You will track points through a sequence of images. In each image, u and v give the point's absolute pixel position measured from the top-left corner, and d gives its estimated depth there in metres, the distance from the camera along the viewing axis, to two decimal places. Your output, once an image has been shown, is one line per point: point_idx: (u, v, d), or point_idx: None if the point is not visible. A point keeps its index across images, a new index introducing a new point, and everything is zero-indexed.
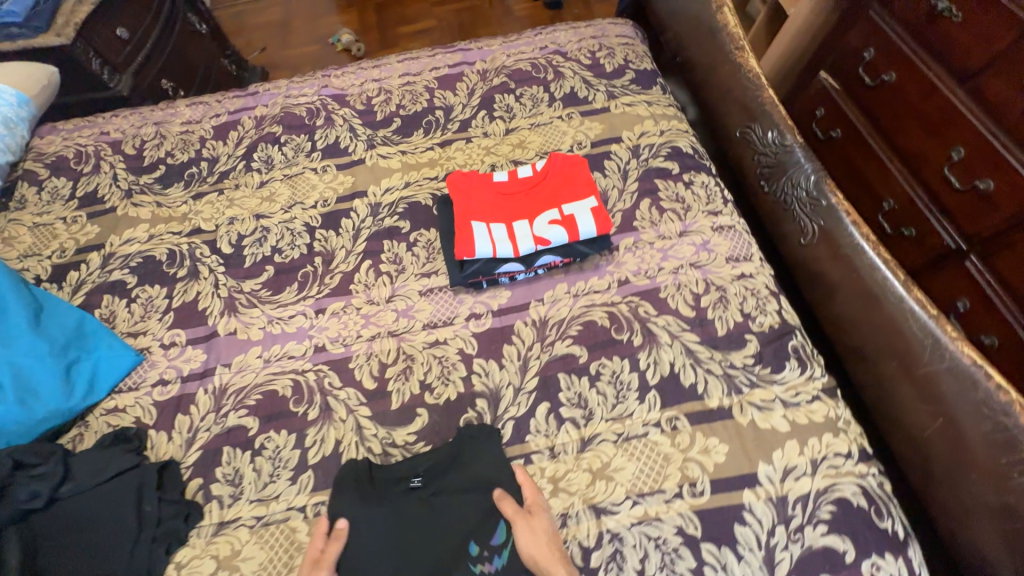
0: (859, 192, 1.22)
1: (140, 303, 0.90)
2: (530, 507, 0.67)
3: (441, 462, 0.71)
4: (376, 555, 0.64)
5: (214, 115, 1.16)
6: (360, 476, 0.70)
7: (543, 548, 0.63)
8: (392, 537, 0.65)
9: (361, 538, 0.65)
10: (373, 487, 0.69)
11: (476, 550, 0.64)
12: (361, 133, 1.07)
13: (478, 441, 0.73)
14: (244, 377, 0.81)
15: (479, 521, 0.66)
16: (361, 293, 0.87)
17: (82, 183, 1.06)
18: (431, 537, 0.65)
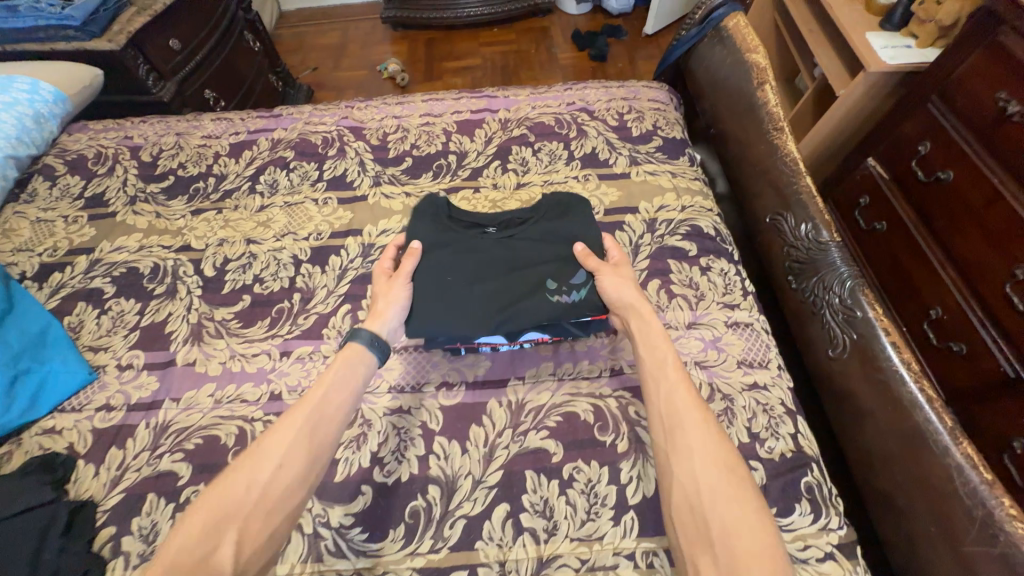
0: (904, 294, 1.09)
1: (111, 316, 0.87)
2: (616, 255, 0.78)
3: (522, 219, 0.83)
4: (460, 267, 0.75)
5: (235, 132, 1.16)
6: (438, 212, 0.82)
7: (628, 288, 0.73)
8: (475, 264, 0.75)
9: (450, 271, 0.75)
10: (452, 226, 0.81)
11: (557, 285, 0.73)
12: (370, 169, 1.04)
13: (566, 208, 0.83)
14: (189, 417, 0.75)
15: (561, 264, 0.76)
16: (332, 340, 0.82)
17: (93, 184, 1.07)
18: (516, 261, 0.76)
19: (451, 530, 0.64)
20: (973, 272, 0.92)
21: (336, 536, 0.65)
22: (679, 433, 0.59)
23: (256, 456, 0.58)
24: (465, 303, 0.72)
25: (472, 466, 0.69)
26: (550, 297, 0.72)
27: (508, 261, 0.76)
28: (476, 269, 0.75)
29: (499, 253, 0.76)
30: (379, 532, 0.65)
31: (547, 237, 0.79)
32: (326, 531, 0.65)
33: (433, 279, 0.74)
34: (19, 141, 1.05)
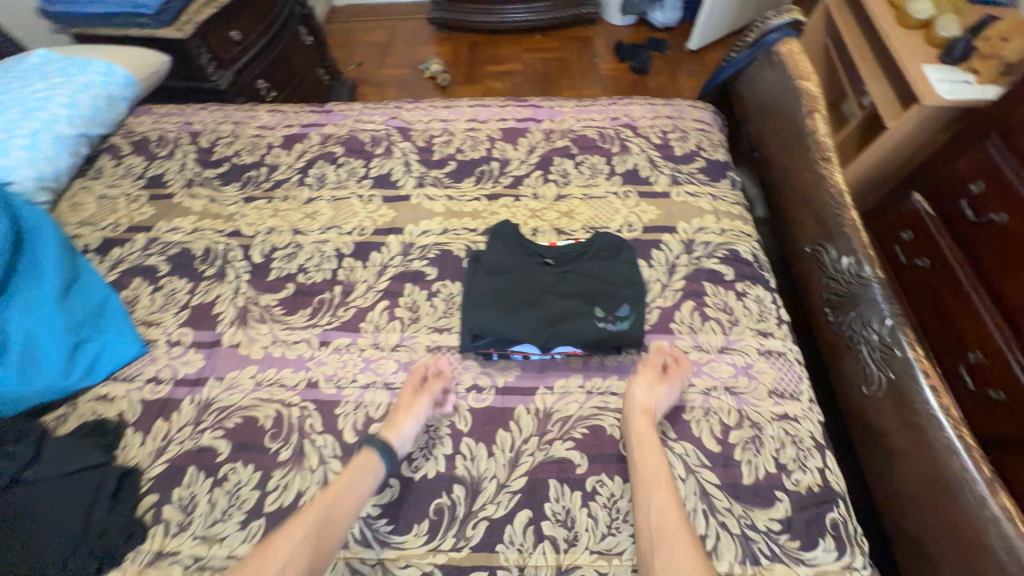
0: (947, 334, 1.05)
1: (164, 293, 0.92)
2: (665, 372, 0.74)
3: (571, 248, 0.83)
4: (511, 291, 0.77)
5: (288, 124, 1.21)
6: (494, 237, 0.84)
7: (649, 402, 0.70)
8: (524, 289, 0.77)
9: (499, 294, 0.77)
10: (505, 249, 0.82)
11: (603, 314, 0.75)
12: (415, 170, 1.07)
13: (614, 247, 0.82)
14: (231, 396, 0.79)
15: (607, 296, 0.77)
16: (369, 334, 0.84)
17: (154, 166, 1.13)
18: (563, 291, 0.77)
19: (473, 530, 0.66)
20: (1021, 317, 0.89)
21: (362, 524, 0.68)
22: (655, 555, 0.59)
23: (254, 560, 0.59)
24: (513, 325, 0.73)
25: (496, 470, 0.71)
26: (597, 324, 0.74)
27: (559, 285, 0.78)
28: (525, 294, 0.77)
29: (552, 276, 0.78)
30: (403, 524, 0.68)
31: (601, 267, 0.80)
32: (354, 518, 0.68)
33: (485, 298, 0.77)
34: (91, 122, 1.12)
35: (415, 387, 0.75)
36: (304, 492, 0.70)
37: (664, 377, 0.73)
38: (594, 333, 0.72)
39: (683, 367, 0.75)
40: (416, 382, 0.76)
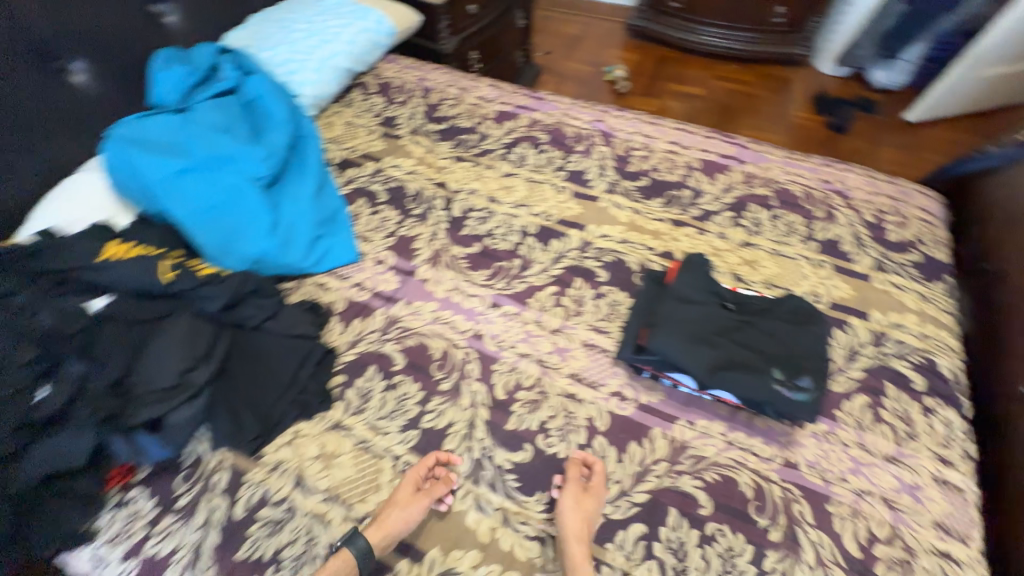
0: None
1: (378, 217, 1.09)
2: (589, 488, 0.71)
3: (763, 303, 0.82)
4: (694, 321, 0.78)
5: (503, 102, 1.34)
6: (687, 268, 0.87)
7: (578, 522, 0.67)
8: (708, 324, 0.78)
9: (682, 319, 0.79)
10: (695, 280, 0.84)
11: (782, 377, 0.73)
12: (608, 175, 1.12)
13: (807, 317, 0.80)
14: (413, 321, 0.92)
15: (791, 362, 0.75)
16: (535, 310, 0.92)
17: (391, 109, 1.33)
18: (747, 341, 0.76)
19: None
20: None
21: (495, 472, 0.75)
22: None
23: None
24: (690, 354, 0.75)
25: (622, 476, 0.74)
26: (774, 384, 0.72)
27: (743, 333, 0.77)
28: (707, 329, 0.78)
29: (738, 323, 0.78)
30: (529, 487, 0.74)
31: (790, 331, 0.78)
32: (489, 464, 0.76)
33: (667, 319, 0.79)
34: (358, 60, 1.36)
35: (411, 488, 0.71)
36: (454, 424, 0.79)
37: (588, 490, 0.70)
38: (770, 393, 0.71)
39: (602, 477, 0.73)
40: (415, 483, 0.72)
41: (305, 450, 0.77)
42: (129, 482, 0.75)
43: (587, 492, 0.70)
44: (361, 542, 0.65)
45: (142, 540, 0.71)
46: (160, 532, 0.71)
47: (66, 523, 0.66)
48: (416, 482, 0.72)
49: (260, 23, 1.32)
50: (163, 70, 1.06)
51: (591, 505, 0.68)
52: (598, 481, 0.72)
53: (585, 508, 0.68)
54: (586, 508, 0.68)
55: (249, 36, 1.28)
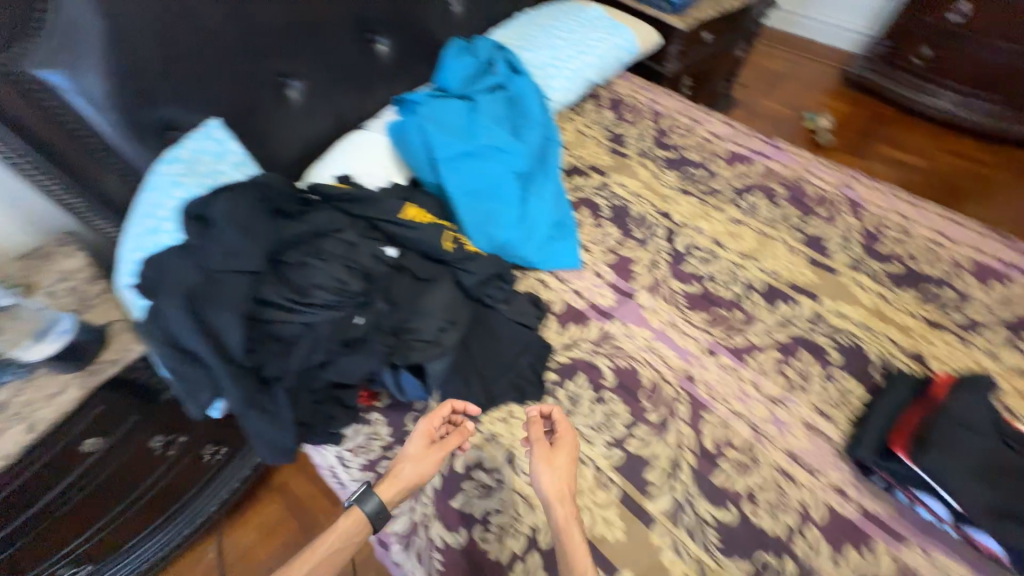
0: None
1: (600, 231, 1.13)
2: (554, 445, 0.75)
3: None
4: (971, 453, 0.71)
5: (736, 144, 1.30)
6: (959, 390, 0.79)
7: (556, 480, 0.70)
8: (986, 461, 0.70)
9: (957, 445, 0.71)
10: (971, 407, 0.76)
11: None
12: (853, 249, 1.04)
13: None
14: (626, 343, 0.94)
15: None
16: (754, 371, 0.89)
17: (620, 127, 1.37)
18: None
19: None
20: None
21: (695, 521, 0.75)
22: None
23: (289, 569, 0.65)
24: (965, 489, 0.68)
25: None
26: None
27: None
28: (986, 468, 0.70)
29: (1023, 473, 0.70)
30: (729, 550, 0.73)
31: None
32: (690, 510, 0.76)
33: (938, 439, 0.72)
34: (600, 73, 1.42)
35: (425, 440, 0.76)
36: (659, 458, 0.80)
37: (555, 447, 0.74)
38: None
39: (567, 430, 0.76)
40: (430, 435, 0.77)
41: (517, 432, 0.84)
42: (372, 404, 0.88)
43: (556, 448, 0.74)
44: (371, 504, 0.70)
45: (377, 459, 0.83)
46: (392, 458, 0.83)
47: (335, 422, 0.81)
48: (431, 435, 0.77)
49: (524, 26, 1.44)
50: (454, 59, 1.20)
51: (558, 457, 0.73)
52: (563, 435, 0.75)
53: (556, 463, 0.72)
54: (557, 467, 0.71)
55: (515, 36, 1.40)
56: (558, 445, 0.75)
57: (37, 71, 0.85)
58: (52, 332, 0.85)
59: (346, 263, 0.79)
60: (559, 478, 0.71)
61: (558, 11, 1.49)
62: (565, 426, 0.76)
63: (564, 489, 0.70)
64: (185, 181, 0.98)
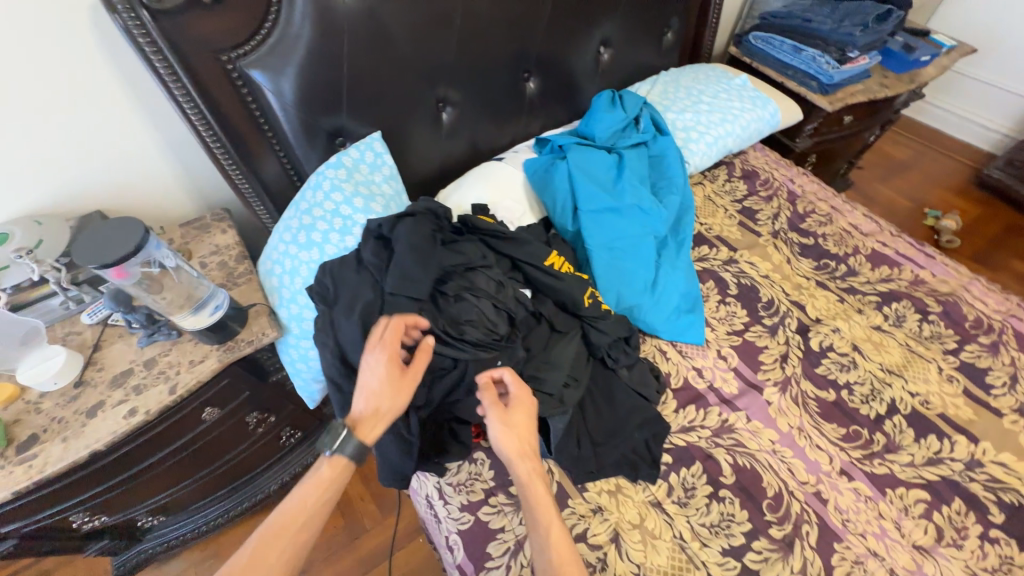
0: None
1: (726, 309, 1.07)
2: (508, 407, 0.74)
3: None
4: None
5: (881, 242, 1.22)
6: None
7: (512, 437, 0.71)
8: None
9: None
10: None
11: None
12: (1020, 391, 0.93)
13: None
14: (750, 440, 0.88)
15: None
16: (897, 509, 0.80)
17: (753, 201, 1.32)
18: None
19: None
20: None
21: None
22: None
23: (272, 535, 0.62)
24: None
25: None
26: None
27: None
28: None
29: None
30: None
31: None
32: None
33: None
34: (739, 141, 1.38)
35: (396, 370, 0.71)
36: None
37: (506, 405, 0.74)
38: None
39: (521, 390, 0.75)
40: (397, 362, 0.71)
41: (625, 512, 0.80)
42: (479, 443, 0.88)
43: (509, 409, 0.73)
44: (351, 447, 0.68)
45: (479, 503, 0.81)
46: (494, 506, 0.81)
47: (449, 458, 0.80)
48: (392, 351, 0.71)
49: (668, 84, 1.43)
50: (604, 109, 1.20)
51: (511, 418, 0.72)
52: (518, 398, 0.74)
53: (514, 426, 0.72)
54: (511, 427, 0.72)
55: (659, 93, 1.40)
56: (512, 406, 0.74)
57: (247, 69, 0.94)
58: (208, 305, 0.89)
59: (494, 303, 0.81)
60: (514, 440, 0.71)
61: (704, 73, 1.48)
62: (518, 388, 0.75)
63: (524, 450, 0.71)
64: (344, 187, 1.01)
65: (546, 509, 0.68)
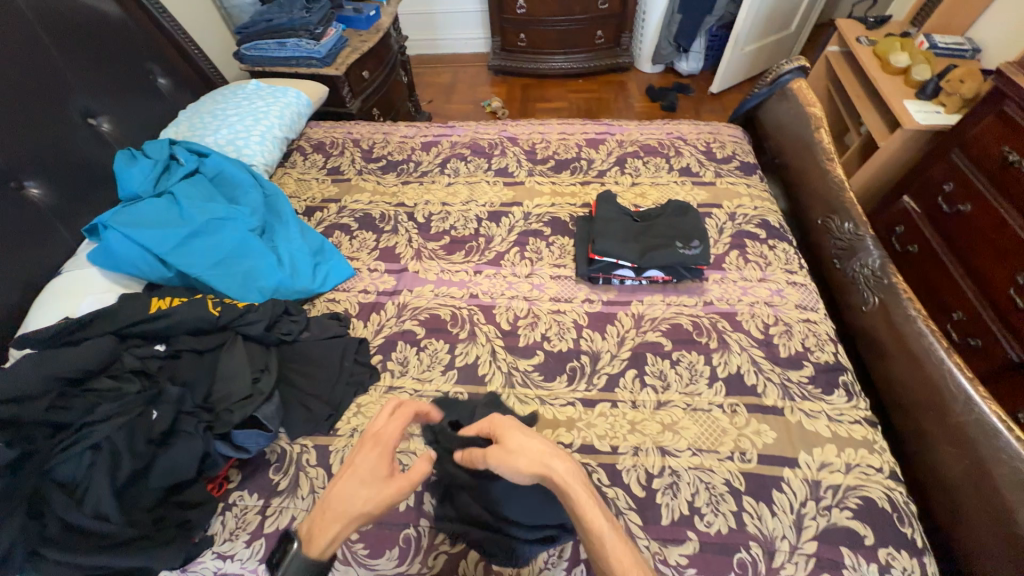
0: (948, 297, 1.42)
1: (358, 241, 1.29)
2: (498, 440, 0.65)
3: (652, 213, 1.20)
4: (617, 232, 1.13)
5: (423, 135, 1.63)
6: (609, 197, 1.23)
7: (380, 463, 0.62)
8: (625, 232, 1.13)
9: (605, 225, 1.15)
10: (609, 205, 1.21)
11: (681, 244, 1.09)
12: (525, 165, 1.46)
13: (682, 211, 1.18)
14: (420, 301, 1.14)
15: (685, 233, 1.11)
16: (509, 267, 1.20)
17: (332, 160, 1.56)
18: (656, 233, 1.13)
19: (599, 379, 0.97)
20: (985, 279, 1.30)
21: (523, 374, 0.99)
22: None
23: None
24: (619, 252, 1.08)
25: (609, 346, 1.02)
26: (677, 249, 1.07)
27: (648, 229, 1.14)
28: (615, 226, 1.14)
29: (641, 226, 1.15)
30: (550, 376, 0.99)
31: (673, 222, 1.15)
32: (517, 371, 1.00)
33: (606, 229, 1.13)
34: (290, 129, 1.55)
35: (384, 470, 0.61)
36: (480, 356, 1.03)
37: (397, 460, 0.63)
38: (678, 255, 1.06)
39: (501, 417, 0.68)
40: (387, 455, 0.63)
41: (372, 412, 0.95)
42: (227, 490, 0.85)
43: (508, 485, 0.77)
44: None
45: (261, 524, 0.81)
46: (275, 511, 0.83)
47: (195, 523, 0.78)
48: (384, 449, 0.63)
49: (191, 117, 1.47)
50: (126, 166, 1.17)
51: (512, 434, 0.64)
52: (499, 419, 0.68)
53: (517, 454, 0.62)
54: (514, 441, 0.64)
55: (188, 131, 1.43)
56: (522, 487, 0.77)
57: None
58: None
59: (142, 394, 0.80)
60: (539, 443, 0.63)
61: (219, 94, 1.57)
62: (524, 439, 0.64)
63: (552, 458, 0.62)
64: None
65: (583, 498, 0.59)
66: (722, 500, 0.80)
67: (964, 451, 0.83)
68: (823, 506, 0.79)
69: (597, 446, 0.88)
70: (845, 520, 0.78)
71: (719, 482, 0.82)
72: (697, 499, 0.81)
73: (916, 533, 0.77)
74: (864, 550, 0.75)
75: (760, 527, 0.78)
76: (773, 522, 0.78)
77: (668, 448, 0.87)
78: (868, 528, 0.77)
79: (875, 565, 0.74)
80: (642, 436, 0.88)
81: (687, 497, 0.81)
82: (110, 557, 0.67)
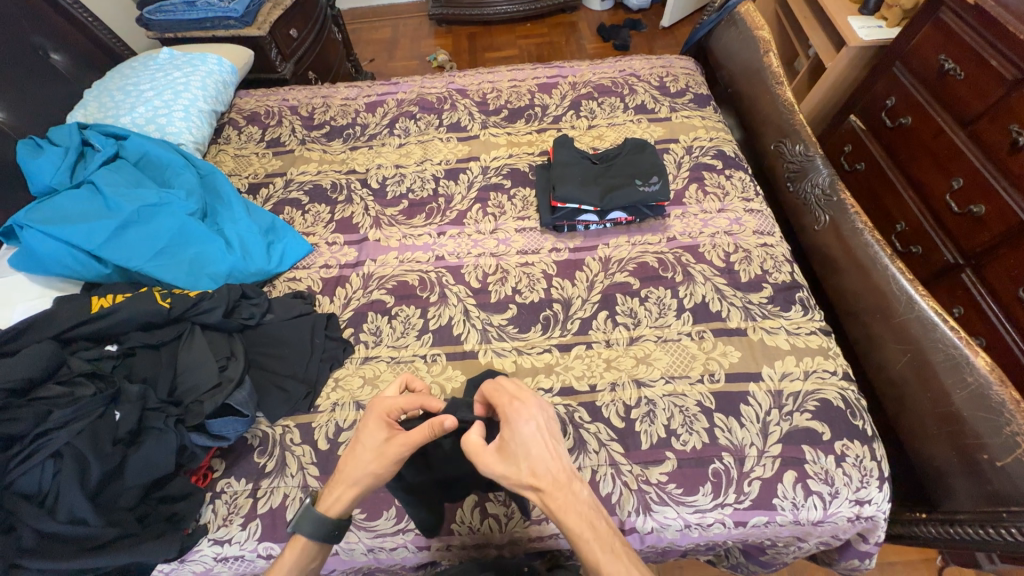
0: (892, 210, 1.49)
1: (312, 215, 1.23)
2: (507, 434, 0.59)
3: (611, 154, 1.19)
4: (577, 179, 1.11)
5: (366, 95, 1.52)
6: (566, 142, 1.21)
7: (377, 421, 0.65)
8: (585, 177, 1.12)
9: (562, 171, 1.13)
10: (566, 151, 1.19)
11: (640, 182, 1.09)
12: (478, 117, 1.40)
13: (640, 149, 1.17)
14: (385, 269, 1.10)
15: (643, 170, 1.12)
16: (472, 225, 1.17)
17: (270, 132, 1.44)
18: (614, 173, 1.13)
19: (572, 324, 0.99)
20: (926, 188, 1.37)
21: (498, 329, 1.00)
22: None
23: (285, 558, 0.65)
24: (580, 198, 1.08)
25: (580, 292, 1.04)
26: (636, 187, 1.08)
27: (607, 172, 1.14)
28: (575, 172, 1.13)
29: (600, 168, 1.14)
30: (524, 327, 1.00)
31: (632, 161, 1.15)
32: (491, 326, 1.00)
33: (567, 176, 1.12)
34: (217, 100, 1.42)
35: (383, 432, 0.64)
36: (453, 316, 1.02)
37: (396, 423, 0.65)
38: (637, 193, 1.07)
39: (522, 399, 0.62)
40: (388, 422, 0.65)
41: (352, 384, 0.93)
42: (211, 480, 0.84)
43: (433, 401, 0.69)
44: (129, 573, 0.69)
45: (252, 507, 0.81)
46: (265, 492, 0.82)
47: (179, 516, 0.76)
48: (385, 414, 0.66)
49: (100, 96, 1.32)
50: (30, 157, 1.05)
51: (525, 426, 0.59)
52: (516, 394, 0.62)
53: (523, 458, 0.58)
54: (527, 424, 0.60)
55: (99, 113, 1.28)
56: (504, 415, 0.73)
57: None
58: None
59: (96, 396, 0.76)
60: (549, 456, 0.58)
61: (128, 66, 1.40)
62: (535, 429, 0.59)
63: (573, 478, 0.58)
64: None
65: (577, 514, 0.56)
66: (695, 419, 0.86)
67: (905, 345, 0.90)
68: (786, 412, 0.86)
69: (575, 387, 0.91)
70: (806, 422, 0.84)
71: (692, 405, 0.87)
72: (672, 421, 0.86)
73: (867, 424, 0.84)
74: (821, 445, 0.83)
75: (730, 438, 0.84)
76: (741, 432, 0.84)
77: (643, 380, 0.90)
78: (826, 426, 0.84)
79: (832, 456, 0.82)
80: (618, 372, 0.92)
81: (663, 422, 0.86)
82: (96, 557, 0.68)
